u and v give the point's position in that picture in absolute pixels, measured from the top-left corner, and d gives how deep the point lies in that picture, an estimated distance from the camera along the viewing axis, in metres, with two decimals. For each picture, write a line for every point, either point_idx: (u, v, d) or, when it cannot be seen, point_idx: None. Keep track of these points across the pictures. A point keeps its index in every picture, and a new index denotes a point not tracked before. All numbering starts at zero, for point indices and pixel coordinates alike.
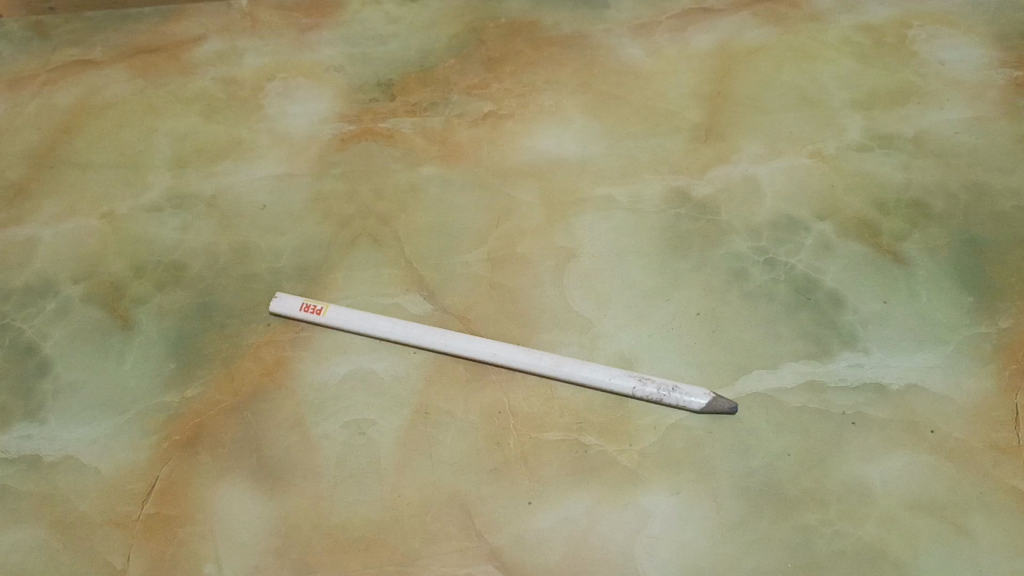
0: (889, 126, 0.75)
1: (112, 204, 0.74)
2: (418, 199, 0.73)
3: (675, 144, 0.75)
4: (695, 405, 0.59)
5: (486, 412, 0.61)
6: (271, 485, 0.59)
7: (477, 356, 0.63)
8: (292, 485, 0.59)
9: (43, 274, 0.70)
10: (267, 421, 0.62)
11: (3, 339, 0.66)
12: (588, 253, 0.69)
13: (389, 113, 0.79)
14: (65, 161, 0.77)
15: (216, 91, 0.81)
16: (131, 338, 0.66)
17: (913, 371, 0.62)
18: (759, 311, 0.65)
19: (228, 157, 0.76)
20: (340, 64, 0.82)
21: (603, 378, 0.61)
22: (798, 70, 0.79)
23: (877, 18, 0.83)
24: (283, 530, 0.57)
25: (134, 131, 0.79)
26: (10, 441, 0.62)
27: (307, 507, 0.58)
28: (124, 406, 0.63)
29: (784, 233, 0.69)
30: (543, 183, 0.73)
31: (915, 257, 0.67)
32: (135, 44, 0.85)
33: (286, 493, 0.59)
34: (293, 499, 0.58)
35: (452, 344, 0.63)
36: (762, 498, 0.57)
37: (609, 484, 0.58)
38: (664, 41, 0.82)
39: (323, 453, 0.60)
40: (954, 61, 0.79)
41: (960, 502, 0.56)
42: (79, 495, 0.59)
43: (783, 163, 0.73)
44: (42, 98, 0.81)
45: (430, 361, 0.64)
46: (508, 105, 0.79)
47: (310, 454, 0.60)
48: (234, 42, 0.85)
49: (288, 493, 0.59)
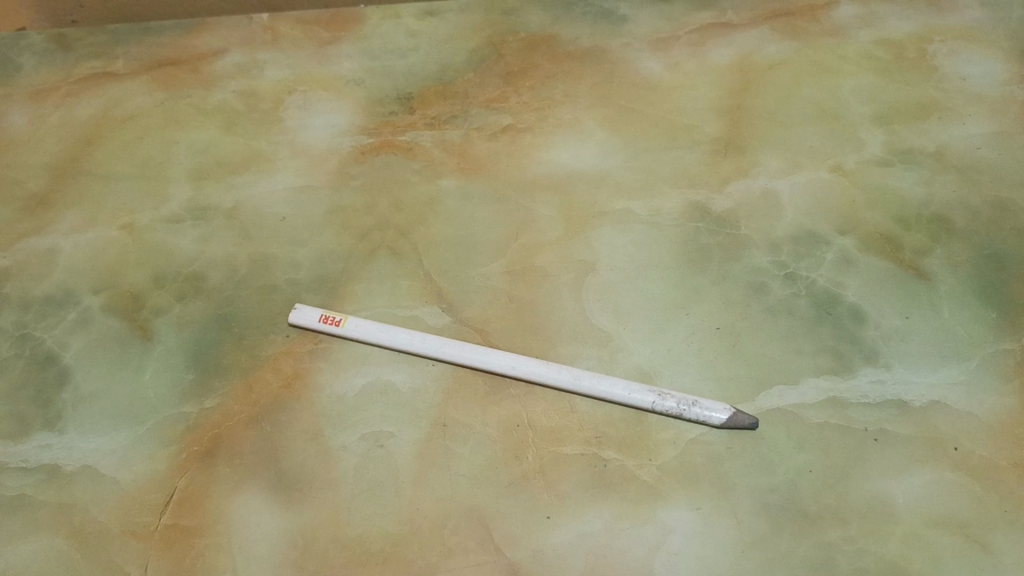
0: (910, 141, 0.75)
1: (133, 215, 0.74)
2: (437, 212, 0.73)
3: (694, 158, 0.75)
4: (716, 420, 0.59)
5: (505, 425, 0.61)
6: (289, 498, 0.59)
7: (496, 369, 0.63)
8: (309, 497, 0.59)
9: (64, 284, 0.70)
10: (285, 433, 0.61)
11: (23, 348, 0.67)
12: (607, 266, 0.69)
13: (407, 126, 0.79)
14: (86, 173, 0.77)
15: (236, 103, 0.82)
16: (150, 349, 0.66)
17: (936, 387, 0.61)
18: (779, 326, 0.65)
19: (248, 169, 0.77)
20: (360, 78, 0.83)
21: (622, 393, 0.61)
22: (818, 85, 0.79)
23: (897, 32, 0.82)
24: (300, 542, 0.57)
25: (155, 142, 0.79)
26: (29, 450, 0.62)
27: (325, 520, 0.58)
28: (142, 416, 0.63)
29: (804, 247, 0.69)
30: (561, 197, 0.73)
31: (937, 272, 0.67)
32: (157, 56, 0.86)
33: (303, 505, 0.58)
34: (310, 511, 0.58)
35: (471, 357, 0.63)
36: (783, 515, 0.57)
37: (628, 498, 0.58)
38: (683, 55, 0.82)
39: (342, 465, 0.60)
40: (975, 76, 0.78)
41: (985, 520, 0.56)
42: (97, 504, 0.59)
43: (803, 177, 0.73)
44: (64, 110, 0.82)
45: (448, 374, 0.64)
46: (527, 118, 0.79)
47: (328, 466, 0.60)
48: (254, 55, 0.85)
49: (306, 505, 0.58)
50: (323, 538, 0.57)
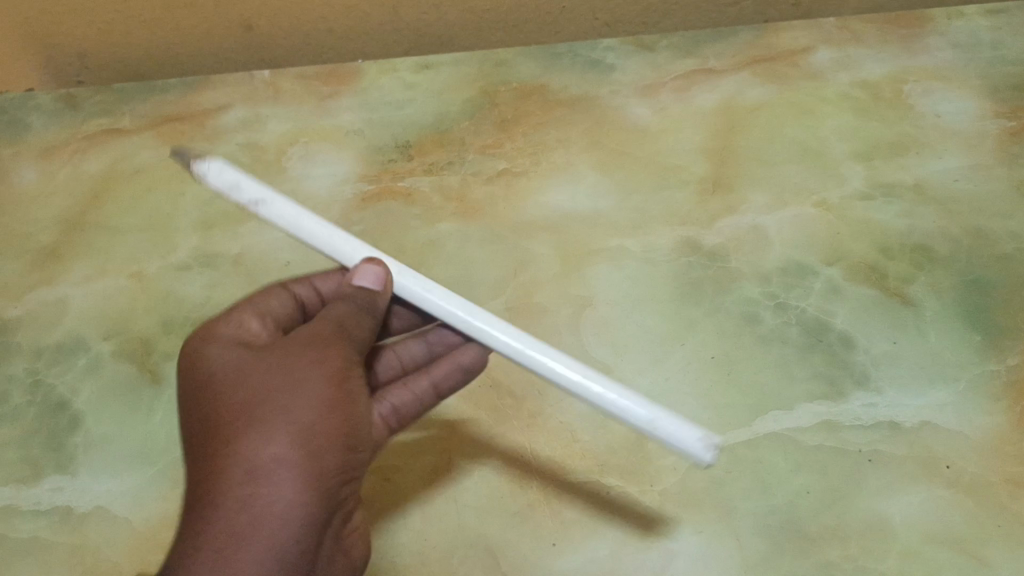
0: (890, 176, 0.78)
1: (141, 264, 0.77)
2: (437, 254, 0.75)
3: (684, 196, 0.77)
4: (708, 463, 0.49)
5: (341, 377, 0.50)
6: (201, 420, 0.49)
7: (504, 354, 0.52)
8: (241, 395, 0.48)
9: (74, 332, 0.72)
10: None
11: (36, 395, 0.68)
12: (602, 301, 0.71)
13: (407, 173, 0.81)
14: (95, 225, 0.80)
15: (240, 156, 0.84)
16: (160, 393, 0.68)
17: (926, 408, 0.63)
18: (772, 354, 0.67)
19: (252, 218, 0.79)
20: (359, 129, 0.86)
21: (653, 408, 0.50)
22: (799, 125, 0.82)
23: (872, 74, 0.86)
24: (224, 444, 0.46)
25: (161, 194, 0.82)
26: (42, 493, 0.63)
27: (245, 416, 0.47)
28: (154, 457, 0.64)
29: (793, 278, 0.71)
30: (557, 236, 0.75)
31: (922, 298, 0.69)
32: (162, 112, 0.88)
33: (236, 399, 0.48)
34: (239, 414, 0.47)
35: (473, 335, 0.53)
36: (783, 535, 0.58)
37: (633, 524, 0.59)
38: (669, 100, 0.85)
39: (215, 365, 0.51)
40: (949, 113, 0.82)
41: (979, 535, 0.58)
42: (111, 546, 0.61)
43: (789, 213, 0.75)
44: (73, 166, 0.85)
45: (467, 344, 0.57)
46: (522, 163, 0.82)
47: (261, 358, 0.50)
48: (257, 110, 0.88)
49: (220, 401, 0.48)
50: (260, 433, 0.46)
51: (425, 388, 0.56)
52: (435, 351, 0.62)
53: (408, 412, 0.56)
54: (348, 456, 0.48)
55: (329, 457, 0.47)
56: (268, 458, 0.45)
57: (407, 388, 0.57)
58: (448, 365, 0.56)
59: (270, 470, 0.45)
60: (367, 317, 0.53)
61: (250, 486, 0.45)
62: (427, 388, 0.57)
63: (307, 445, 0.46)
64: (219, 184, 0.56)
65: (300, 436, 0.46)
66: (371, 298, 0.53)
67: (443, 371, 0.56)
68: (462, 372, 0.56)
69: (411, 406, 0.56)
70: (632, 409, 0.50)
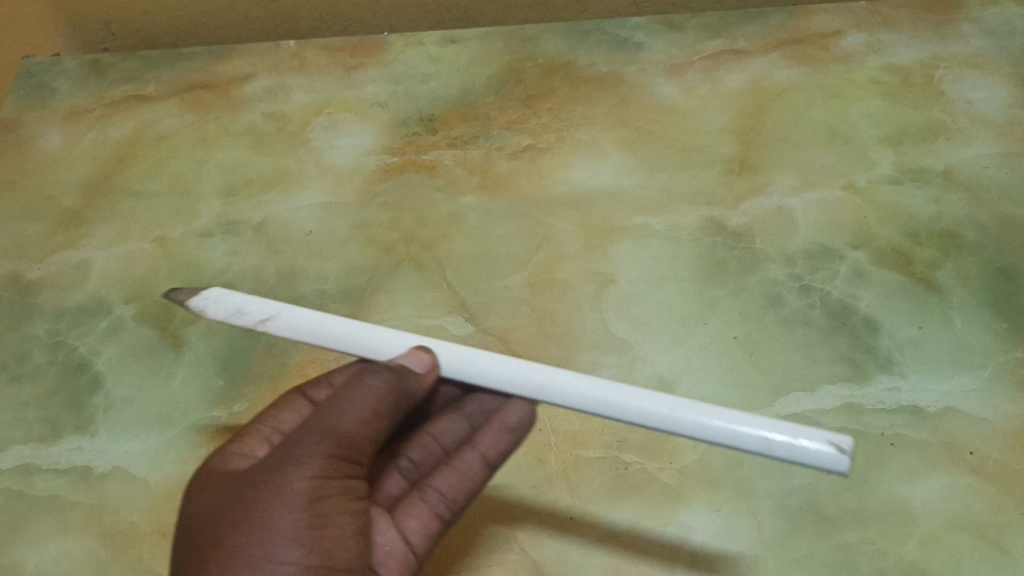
0: (919, 161, 0.77)
1: (164, 229, 0.77)
2: (459, 227, 0.75)
3: (709, 177, 0.77)
4: (848, 468, 0.45)
5: (332, 450, 0.45)
6: (188, 534, 0.46)
7: (588, 409, 0.49)
8: (224, 513, 0.44)
9: (96, 295, 0.72)
10: (401, 482, 0.57)
11: (57, 356, 0.69)
12: (625, 278, 0.70)
13: (431, 146, 0.81)
14: (118, 190, 0.80)
15: (265, 125, 0.84)
16: (181, 357, 0.68)
17: (949, 394, 0.62)
18: (795, 336, 0.66)
19: (275, 187, 0.79)
20: (384, 101, 0.85)
21: (753, 420, 0.46)
22: (828, 108, 0.81)
23: (904, 59, 0.85)
24: (202, 568, 0.43)
25: (185, 161, 0.82)
26: (61, 452, 0.64)
27: (222, 541, 0.43)
28: (173, 420, 0.65)
29: (819, 261, 0.70)
30: (581, 213, 0.75)
31: (948, 284, 0.69)
32: (187, 80, 0.88)
33: (215, 522, 0.44)
34: (220, 535, 0.44)
35: (547, 397, 0.50)
36: (802, 516, 0.58)
37: (650, 500, 0.59)
38: (697, 80, 0.84)
39: (216, 486, 0.47)
40: (981, 100, 0.81)
41: (1001, 523, 0.57)
42: (129, 506, 0.61)
43: (816, 196, 0.75)
44: (97, 131, 0.85)
45: (510, 403, 0.54)
46: (547, 139, 0.81)
47: (255, 470, 0.45)
48: (282, 79, 0.88)
49: (203, 529, 0.45)
50: (229, 562, 0.42)
51: (475, 463, 0.53)
52: (476, 422, 0.58)
53: (459, 492, 0.53)
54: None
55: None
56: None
57: (455, 467, 0.54)
58: (495, 431, 0.54)
59: None
60: (398, 400, 0.48)
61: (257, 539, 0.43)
62: (478, 462, 0.54)
63: (274, 573, 0.42)
64: (221, 313, 0.53)
65: (267, 567, 0.42)
66: (399, 378, 0.48)
67: (491, 438, 0.54)
68: (509, 432, 0.54)
69: (462, 484, 0.53)
70: (739, 428, 0.46)
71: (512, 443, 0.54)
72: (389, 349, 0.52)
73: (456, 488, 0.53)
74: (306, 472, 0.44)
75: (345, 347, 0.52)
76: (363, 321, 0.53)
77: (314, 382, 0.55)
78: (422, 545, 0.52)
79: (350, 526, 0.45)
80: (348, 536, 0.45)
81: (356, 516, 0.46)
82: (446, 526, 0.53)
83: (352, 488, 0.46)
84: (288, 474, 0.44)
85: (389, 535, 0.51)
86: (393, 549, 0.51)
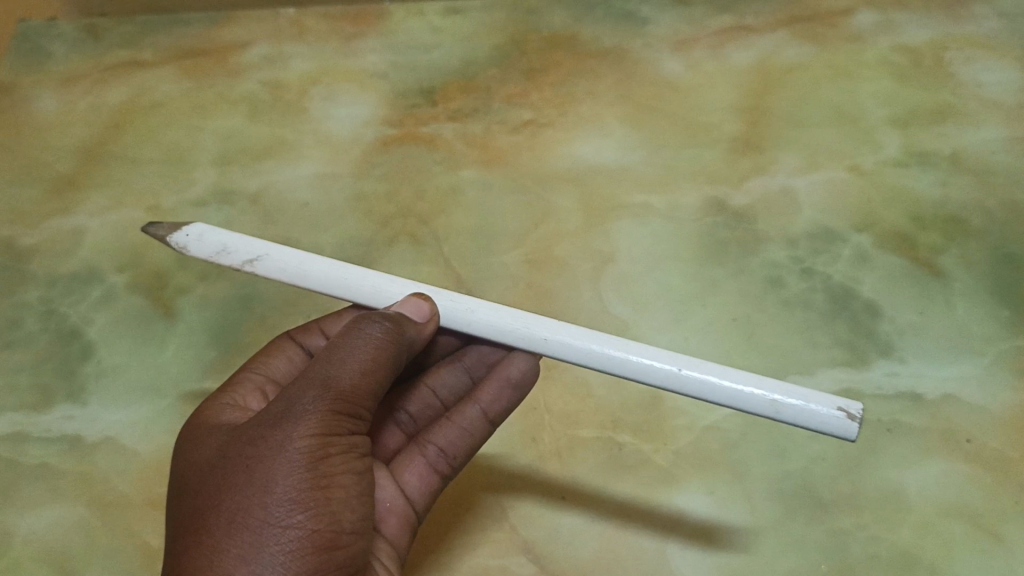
0: (927, 144, 0.76)
1: (159, 198, 0.76)
2: (457, 202, 0.74)
3: (713, 155, 0.75)
4: (855, 436, 0.44)
5: (336, 405, 0.44)
6: (183, 496, 0.44)
7: (586, 363, 0.48)
8: (223, 474, 0.43)
9: (89, 263, 0.71)
10: (399, 438, 0.58)
11: (49, 323, 0.68)
12: (625, 257, 0.70)
13: (430, 118, 0.80)
14: (113, 156, 0.79)
15: (262, 93, 0.83)
16: (173, 326, 0.67)
17: (948, 381, 0.62)
18: (797, 319, 0.65)
19: (272, 156, 0.78)
20: (384, 71, 0.84)
21: (761, 382, 0.46)
22: (836, 88, 0.80)
23: (914, 39, 0.83)
24: (201, 531, 0.41)
25: (181, 128, 0.80)
26: (52, 421, 0.63)
27: (222, 503, 0.41)
28: (165, 391, 0.64)
29: (821, 243, 0.69)
30: (581, 190, 0.74)
31: (952, 270, 0.68)
32: (185, 46, 0.87)
33: (213, 485, 0.42)
34: (220, 497, 0.42)
35: (547, 351, 0.49)
36: (797, 500, 0.57)
37: (645, 481, 0.58)
38: (703, 56, 0.83)
39: (212, 443, 0.46)
40: (991, 83, 0.79)
41: (996, 510, 0.56)
42: (119, 476, 0.60)
43: (821, 177, 0.73)
44: (93, 96, 0.83)
45: (513, 355, 0.54)
46: (548, 113, 0.80)
47: (254, 428, 0.44)
48: (281, 47, 0.86)
49: (198, 492, 0.43)
50: (229, 525, 0.40)
51: (475, 418, 0.54)
52: (475, 376, 0.59)
53: (460, 449, 0.54)
54: (326, 554, 0.41)
55: (299, 551, 0.40)
56: (234, 556, 0.39)
57: (454, 423, 0.54)
58: (496, 386, 0.54)
59: (236, 547, 0.40)
60: (396, 350, 0.46)
61: (254, 500, 0.41)
62: (478, 417, 0.54)
63: (277, 538, 0.40)
64: (204, 252, 0.51)
65: (271, 531, 0.40)
66: (398, 328, 0.47)
67: (491, 394, 0.54)
68: (511, 388, 0.54)
69: (462, 441, 0.54)
70: (747, 391, 0.46)
71: (513, 398, 0.54)
72: (384, 296, 0.51)
73: (455, 445, 0.54)
74: (307, 428, 0.42)
75: (334, 291, 0.51)
76: (358, 266, 0.52)
77: (306, 330, 0.58)
78: (422, 501, 0.53)
79: (352, 485, 0.44)
80: (351, 496, 0.44)
81: (357, 474, 0.45)
82: (444, 482, 0.54)
83: (353, 445, 0.44)
84: (288, 431, 0.42)
85: (389, 491, 0.52)
86: (393, 504, 0.52)
